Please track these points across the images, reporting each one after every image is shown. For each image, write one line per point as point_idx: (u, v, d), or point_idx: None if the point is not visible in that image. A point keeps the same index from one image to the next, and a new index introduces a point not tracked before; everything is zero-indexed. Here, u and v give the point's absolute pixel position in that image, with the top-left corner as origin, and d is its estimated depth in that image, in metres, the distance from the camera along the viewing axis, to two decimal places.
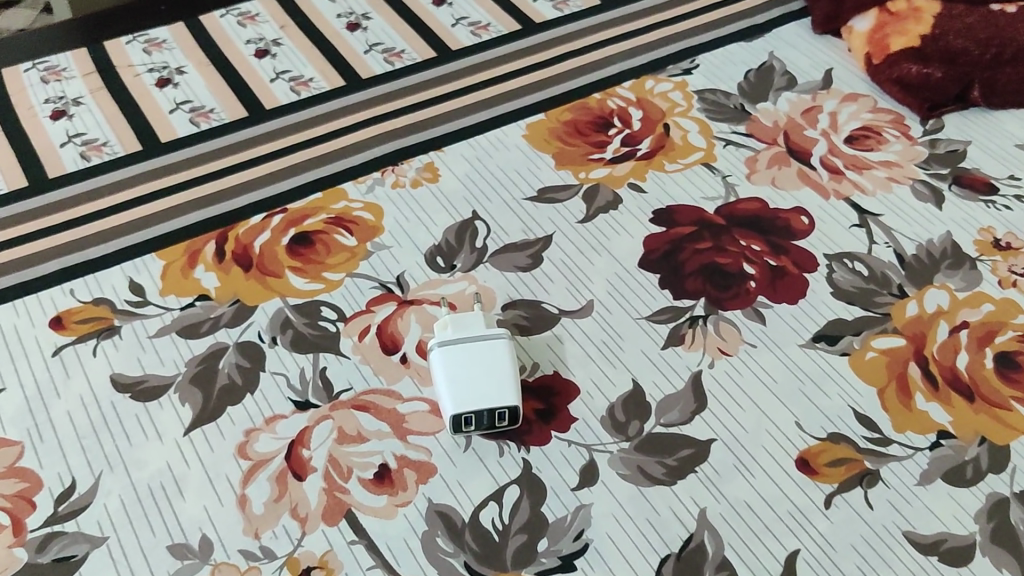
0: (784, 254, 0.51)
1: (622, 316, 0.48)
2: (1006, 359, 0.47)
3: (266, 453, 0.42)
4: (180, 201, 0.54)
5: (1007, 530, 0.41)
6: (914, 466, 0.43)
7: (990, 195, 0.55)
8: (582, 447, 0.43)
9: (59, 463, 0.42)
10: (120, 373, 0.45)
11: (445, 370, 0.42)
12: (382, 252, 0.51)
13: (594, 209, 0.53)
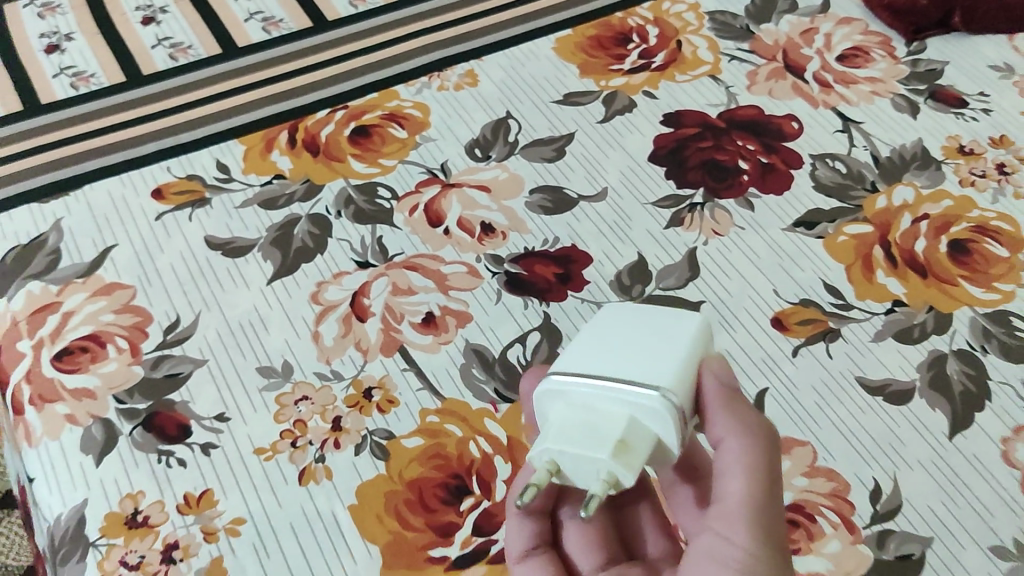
0: (774, 153, 0.60)
1: (632, 201, 0.57)
2: (958, 244, 0.55)
3: (333, 300, 0.52)
4: (256, 97, 0.62)
5: (942, 378, 0.50)
6: (871, 325, 0.51)
7: (961, 108, 0.63)
8: (594, 303, 0.52)
9: (164, 303, 0.52)
10: (212, 234, 0.55)
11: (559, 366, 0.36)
12: (428, 143, 0.60)
13: (612, 113, 0.62)
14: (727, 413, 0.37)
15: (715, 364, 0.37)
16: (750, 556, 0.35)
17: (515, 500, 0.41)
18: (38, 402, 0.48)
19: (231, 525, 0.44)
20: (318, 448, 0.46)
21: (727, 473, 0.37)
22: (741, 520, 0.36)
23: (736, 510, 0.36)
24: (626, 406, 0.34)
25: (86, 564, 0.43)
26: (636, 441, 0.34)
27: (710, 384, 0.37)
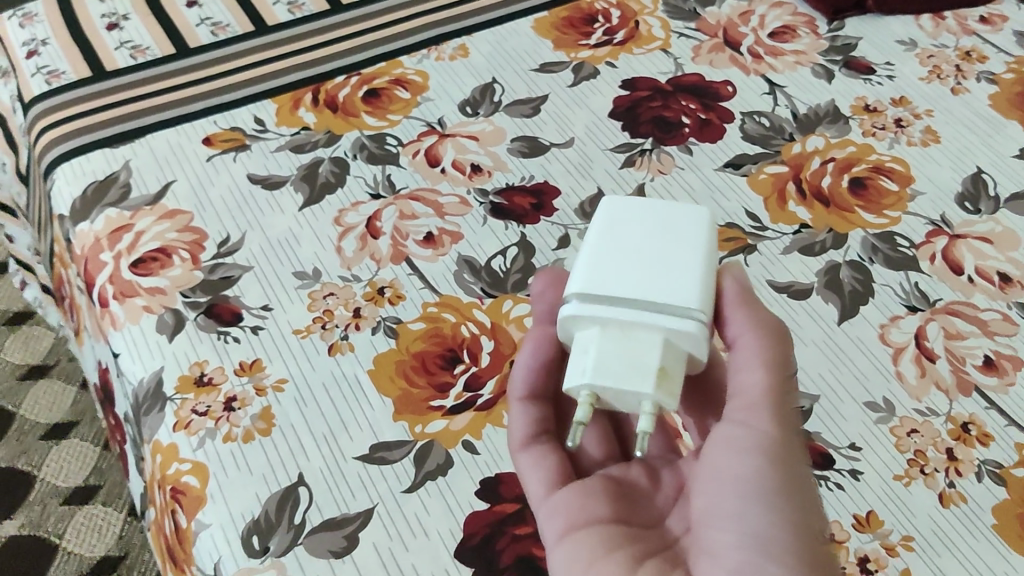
0: (711, 110, 0.73)
1: (595, 147, 0.70)
2: (857, 181, 0.68)
3: (352, 222, 0.65)
4: (285, 66, 0.75)
5: (835, 281, 0.63)
6: (781, 241, 0.65)
7: (869, 74, 0.76)
8: (561, 225, 0.65)
9: (216, 225, 0.64)
10: (253, 173, 0.68)
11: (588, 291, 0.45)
12: (428, 103, 0.73)
13: (580, 79, 0.75)
14: (744, 310, 0.47)
15: (734, 271, 0.49)
16: (769, 435, 0.45)
17: (514, 389, 0.51)
18: (120, 297, 0.60)
19: (277, 384, 0.56)
20: (342, 331, 0.59)
21: (746, 365, 0.46)
22: (762, 407, 0.45)
23: (756, 396, 0.46)
24: (660, 330, 0.44)
25: (164, 413, 0.56)
26: (671, 367, 0.44)
27: (730, 288, 0.48)
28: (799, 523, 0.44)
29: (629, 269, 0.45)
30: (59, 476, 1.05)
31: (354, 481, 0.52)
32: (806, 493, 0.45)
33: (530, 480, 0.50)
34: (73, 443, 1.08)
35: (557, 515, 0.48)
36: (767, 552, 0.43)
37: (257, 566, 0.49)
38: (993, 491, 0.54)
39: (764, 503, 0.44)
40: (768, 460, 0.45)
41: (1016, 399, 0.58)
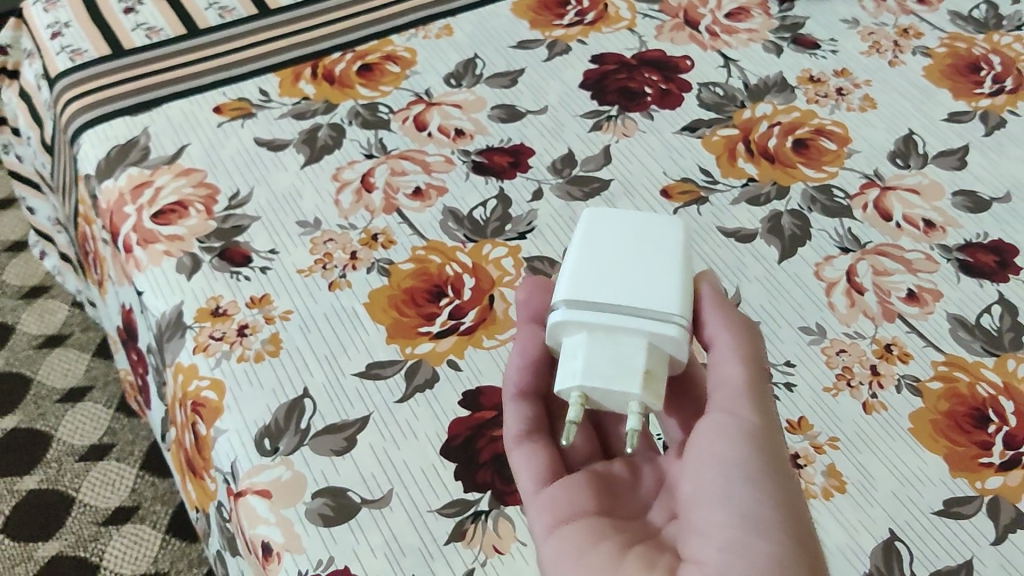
0: (671, 81, 0.81)
1: (566, 114, 0.78)
2: (800, 141, 0.76)
3: (349, 178, 0.73)
4: (287, 44, 0.83)
5: (777, 226, 0.71)
6: (730, 193, 0.73)
7: (814, 49, 0.84)
8: (535, 180, 0.73)
9: (227, 181, 0.72)
10: (259, 137, 0.75)
11: (576, 298, 0.46)
12: (416, 76, 0.81)
13: (553, 54, 0.83)
14: (719, 311, 0.48)
15: (708, 275, 0.50)
16: (754, 420, 0.46)
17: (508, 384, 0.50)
18: (143, 243, 0.68)
19: (284, 314, 0.64)
20: (341, 270, 0.67)
21: (726, 358, 0.47)
22: (745, 395, 0.46)
23: (737, 388, 0.46)
24: (645, 333, 0.45)
25: (185, 339, 0.63)
26: (656, 369, 0.45)
27: (706, 291, 0.49)
28: (786, 502, 0.44)
29: (614, 278, 0.47)
30: (75, 437, 1.14)
31: (352, 393, 0.60)
32: (790, 476, 0.45)
33: (524, 474, 0.49)
34: (88, 407, 1.17)
35: (545, 509, 0.48)
36: (755, 528, 0.43)
37: (268, 463, 0.57)
38: (911, 400, 0.62)
39: (751, 484, 0.44)
40: (753, 444, 0.45)
41: (935, 325, 0.65)
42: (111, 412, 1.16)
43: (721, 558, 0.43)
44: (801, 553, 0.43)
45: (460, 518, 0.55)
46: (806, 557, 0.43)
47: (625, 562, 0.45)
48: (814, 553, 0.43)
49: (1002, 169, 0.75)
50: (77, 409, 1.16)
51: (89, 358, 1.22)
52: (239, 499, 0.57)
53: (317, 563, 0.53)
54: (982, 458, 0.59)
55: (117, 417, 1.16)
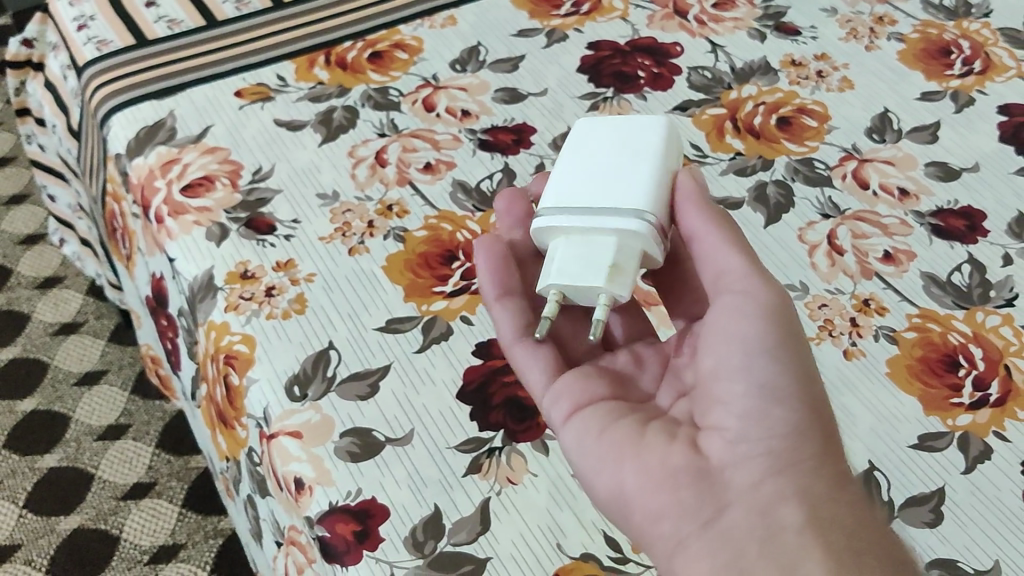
0: (663, 66, 0.86)
1: (565, 96, 0.84)
2: (783, 119, 0.82)
3: (364, 155, 0.78)
4: (301, 34, 0.88)
5: (762, 195, 0.76)
6: (719, 166, 0.78)
7: (796, 36, 0.90)
8: (538, 156, 0.78)
9: (250, 158, 0.77)
10: (278, 118, 0.81)
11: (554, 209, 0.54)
12: (423, 62, 0.86)
13: (552, 42, 0.89)
14: (699, 206, 0.54)
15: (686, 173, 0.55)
16: (765, 300, 0.51)
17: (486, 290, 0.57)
18: (174, 214, 0.73)
19: (308, 276, 0.69)
20: (359, 237, 0.72)
21: (723, 247, 0.53)
22: (752, 278, 0.52)
23: (742, 274, 0.52)
24: (613, 232, 0.52)
25: (216, 299, 0.68)
26: (624, 263, 0.52)
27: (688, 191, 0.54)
28: (797, 371, 0.50)
29: (589, 189, 0.54)
30: (92, 417, 1.24)
31: (374, 345, 0.65)
32: (801, 347, 0.51)
33: (530, 370, 0.56)
34: (105, 389, 1.26)
35: (563, 400, 0.54)
36: (771, 396, 0.50)
37: (298, 407, 0.62)
38: (887, 348, 0.67)
39: (768, 356, 0.50)
40: (766, 320, 0.51)
41: (910, 281, 0.71)
42: (127, 394, 1.26)
43: (742, 426, 0.50)
44: (813, 415, 0.50)
45: (476, 453, 0.60)
46: (817, 419, 0.50)
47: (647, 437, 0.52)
48: (825, 414, 0.50)
49: (971, 143, 0.81)
50: (93, 391, 1.26)
51: (104, 344, 1.32)
52: (272, 441, 0.61)
53: (347, 494, 0.58)
54: (953, 399, 0.64)
55: (131, 398, 1.26)
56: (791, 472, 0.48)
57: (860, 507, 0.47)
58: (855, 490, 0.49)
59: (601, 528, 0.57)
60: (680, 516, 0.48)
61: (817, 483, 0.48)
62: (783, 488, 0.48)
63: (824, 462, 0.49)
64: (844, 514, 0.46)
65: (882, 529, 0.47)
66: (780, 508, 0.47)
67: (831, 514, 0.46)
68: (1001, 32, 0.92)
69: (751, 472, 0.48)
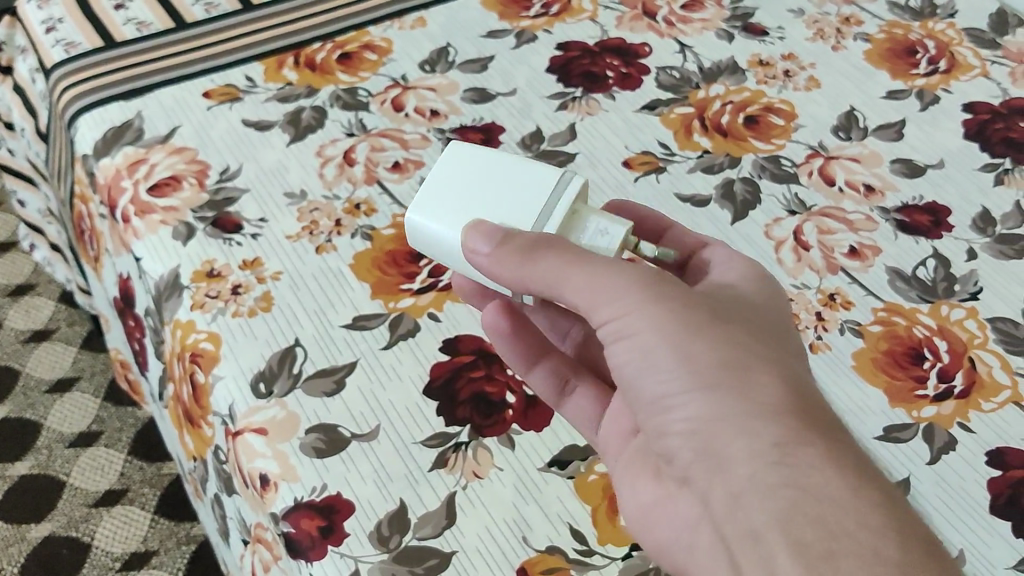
0: (631, 66, 0.87)
1: (534, 95, 0.84)
2: (750, 118, 0.83)
3: (332, 154, 0.78)
4: (270, 35, 0.88)
5: (730, 192, 0.76)
6: (686, 163, 0.79)
7: (763, 37, 0.91)
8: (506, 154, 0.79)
9: (218, 158, 0.77)
10: (246, 118, 0.80)
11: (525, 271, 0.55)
12: (392, 63, 0.86)
13: (521, 43, 0.89)
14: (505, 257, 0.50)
15: (471, 245, 0.51)
16: (622, 308, 0.48)
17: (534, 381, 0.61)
18: (140, 214, 0.73)
19: (274, 275, 0.69)
20: (327, 235, 0.72)
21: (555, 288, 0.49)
22: (597, 301, 0.48)
23: (594, 297, 0.48)
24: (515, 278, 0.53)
25: (182, 298, 0.68)
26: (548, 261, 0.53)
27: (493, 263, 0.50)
28: (681, 368, 0.47)
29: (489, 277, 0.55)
30: (64, 424, 1.23)
31: (340, 342, 0.65)
32: (677, 327, 0.48)
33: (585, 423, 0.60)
34: (76, 396, 1.26)
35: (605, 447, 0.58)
36: (672, 405, 0.48)
37: (263, 404, 0.62)
38: (853, 341, 0.67)
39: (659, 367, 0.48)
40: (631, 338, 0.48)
41: (875, 276, 0.71)
42: (99, 401, 1.25)
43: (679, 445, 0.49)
44: (723, 397, 0.46)
45: (442, 448, 0.60)
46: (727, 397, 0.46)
47: (635, 475, 0.55)
48: (733, 380, 0.47)
49: (936, 140, 0.82)
50: (65, 399, 1.26)
51: (75, 352, 1.31)
52: (237, 438, 0.61)
53: (312, 489, 0.58)
54: (918, 391, 0.65)
55: (104, 405, 1.25)
56: (730, 470, 0.46)
57: (808, 473, 0.44)
58: (812, 441, 0.45)
59: (566, 522, 0.57)
60: (684, 546, 0.50)
61: (762, 464, 0.45)
62: (733, 486, 0.46)
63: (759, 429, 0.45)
64: (795, 496, 0.43)
65: (848, 481, 0.44)
66: (741, 510, 0.45)
67: (789, 501, 0.43)
68: (966, 32, 0.93)
69: (703, 482, 0.48)
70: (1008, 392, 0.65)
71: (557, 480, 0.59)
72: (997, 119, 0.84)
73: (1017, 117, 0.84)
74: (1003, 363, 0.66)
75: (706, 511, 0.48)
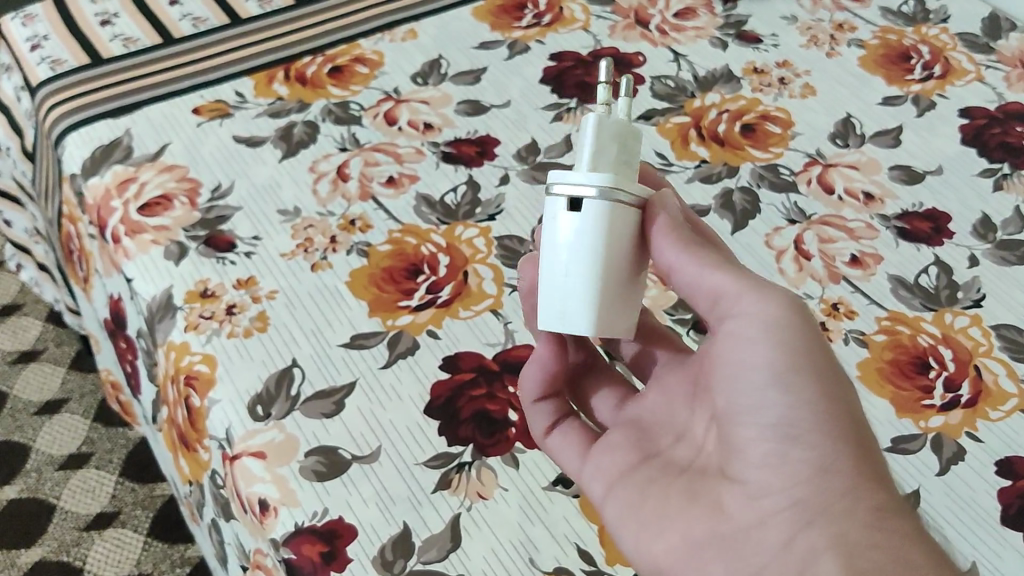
0: (626, 75, 0.86)
1: (528, 107, 0.83)
2: (747, 126, 0.82)
3: (325, 170, 0.76)
4: (261, 49, 0.87)
5: (729, 202, 0.76)
6: (684, 173, 0.78)
7: (758, 44, 0.90)
8: (502, 167, 0.78)
9: (210, 175, 0.76)
10: (237, 134, 0.79)
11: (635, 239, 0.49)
12: (384, 76, 0.85)
13: (514, 54, 0.88)
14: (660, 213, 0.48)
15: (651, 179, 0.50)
16: (770, 317, 0.48)
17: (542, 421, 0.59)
18: (131, 233, 0.71)
19: (269, 294, 0.68)
20: (322, 253, 0.71)
21: (702, 267, 0.49)
22: (748, 293, 0.49)
23: (745, 304, 0.49)
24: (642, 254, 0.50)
25: (175, 319, 0.67)
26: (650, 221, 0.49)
27: (657, 218, 0.48)
28: (815, 402, 0.47)
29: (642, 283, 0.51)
30: (52, 446, 1.21)
31: (338, 362, 0.64)
32: (823, 362, 0.48)
33: (565, 459, 0.58)
34: (65, 417, 1.24)
35: (599, 476, 0.56)
36: (790, 440, 0.47)
37: (261, 427, 0.60)
38: (857, 351, 0.67)
39: (778, 391, 0.47)
40: (768, 348, 0.48)
41: (878, 285, 0.71)
42: (89, 422, 1.24)
43: (758, 479, 0.48)
44: (839, 446, 0.46)
45: (445, 469, 0.59)
46: (846, 449, 0.46)
47: (671, 516, 0.52)
48: (854, 437, 0.47)
49: (934, 146, 0.81)
50: (53, 421, 1.24)
51: (63, 372, 1.30)
52: (234, 462, 0.60)
53: (313, 514, 0.57)
54: (924, 401, 0.64)
55: (93, 426, 1.24)
56: (822, 522, 0.45)
57: (899, 538, 0.42)
58: (905, 517, 0.44)
59: (574, 542, 0.56)
60: None
61: (852, 521, 0.44)
62: (815, 541, 0.45)
63: (861, 491, 0.45)
64: (877, 554, 0.42)
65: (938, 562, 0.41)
66: (816, 566, 0.44)
67: (870, 559, 0.42)
68: (959, 37, 0.93)
69: (784, 531, 0.47)
70: (1015, 400, 0.64)
71: (562, 500, 0.58)
72: (994, 123, 0.83)
73: (1014, 122, 0.84)
74: (1009, 371, 0.66)
75: (771, 562, 0.46)
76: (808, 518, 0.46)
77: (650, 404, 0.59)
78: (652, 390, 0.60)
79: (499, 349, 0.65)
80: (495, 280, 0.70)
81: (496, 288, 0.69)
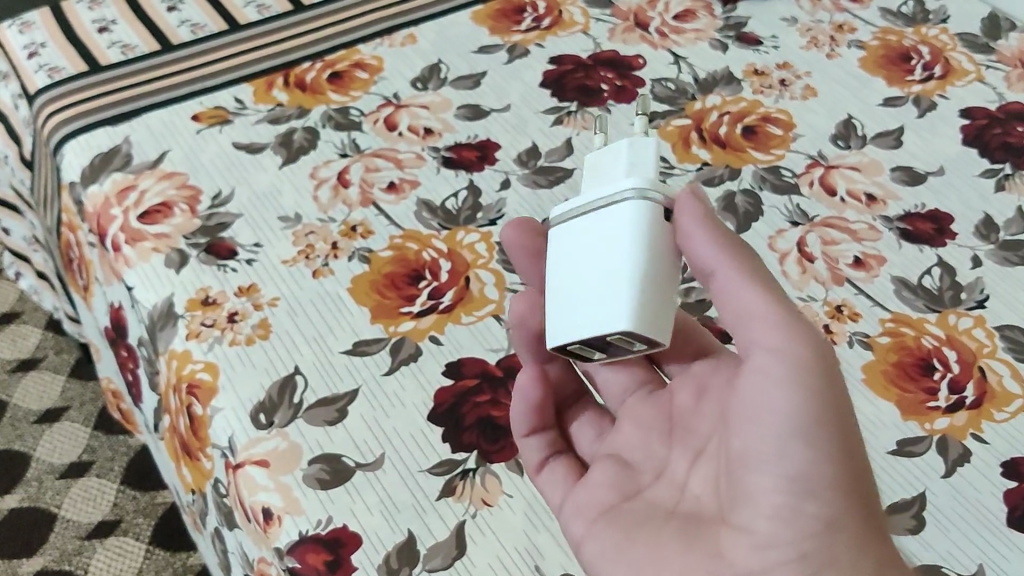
0: (626, 78, 0.86)
1: (528, 111, 0.83)
2: (748, 128, 0.82)
3: (325, 176, 0.76)
4: (260, 55, 0.87)
5: (730, 205, 0.75)
6: (686, 176, 0.77)
7: (757, 46, 0.90)
8: (503, 171, 0.77)
9: (210, 183, 0.75)
10: (237, 141, 0.79)
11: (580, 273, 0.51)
12: (383, 81, 0.85)
13: (513, 58, 0.88)
14: (709, 235, 0.48)
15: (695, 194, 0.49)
16: (797, 357, 0.47)
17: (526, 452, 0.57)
18: (131, 241, 0.71)
19: (271, 301, 0.67)
20: (324, 259, 0.70)
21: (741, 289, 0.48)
22: (778, 331, 0.47)
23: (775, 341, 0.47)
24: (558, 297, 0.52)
25: (177, 327, 0.66)
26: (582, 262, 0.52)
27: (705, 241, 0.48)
28: (831, 460, 0.46)
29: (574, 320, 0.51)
30: (52, 455, 1.21)
31: (341, 369, 0.64)
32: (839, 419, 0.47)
33: (550, 492, 0.55)
34: (66, 426, 1.24)
35: (580, 515, 0.53)
36: (804, 492, 0.46)
37: (264, 435, 0.60)
38: (862, 354, 0.66)
39: (802, 440, 0.46)
40: (792, 393, 0.46)
41: (881, 286, 0.70)
42: (89, 430, 1.24)
43: (769, 526, 0.47)
44: (851, 503, 0.46)
45: (449, 476, 0.59)
46: (856, 506, 0.46)
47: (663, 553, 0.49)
48: (865, 496, 0.46)
49: (935, 146, 0.81)
50: (53, 429, 1.24)
51: (63, 380, 1.29)
52: (237, 471, 0.59)
53: (317, 523, 0.56)
54: (929, 403, 0.64)
55: (93, 434, 1.23)
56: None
57: None
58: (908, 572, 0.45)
59: None
60: None
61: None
62: None
63: (867, 546, 0.45)
64: None
65: None
66: None
67: None
68: (959, 37, 0.93)
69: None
70: (1020, 401, 0.64)
71: None
72: (995, 124, 0.83)
73: (1015, 122, 0.84)
74: (1014, 372, 0.66)
75: None
76: (819, 572, 0.45)
77: (625, 437, 0.56)
78: (626, 421, 0.57)
79: (503, 355, 0.65)
80: (498, 285, 0.69)
81: (498, 293, 0.69)
